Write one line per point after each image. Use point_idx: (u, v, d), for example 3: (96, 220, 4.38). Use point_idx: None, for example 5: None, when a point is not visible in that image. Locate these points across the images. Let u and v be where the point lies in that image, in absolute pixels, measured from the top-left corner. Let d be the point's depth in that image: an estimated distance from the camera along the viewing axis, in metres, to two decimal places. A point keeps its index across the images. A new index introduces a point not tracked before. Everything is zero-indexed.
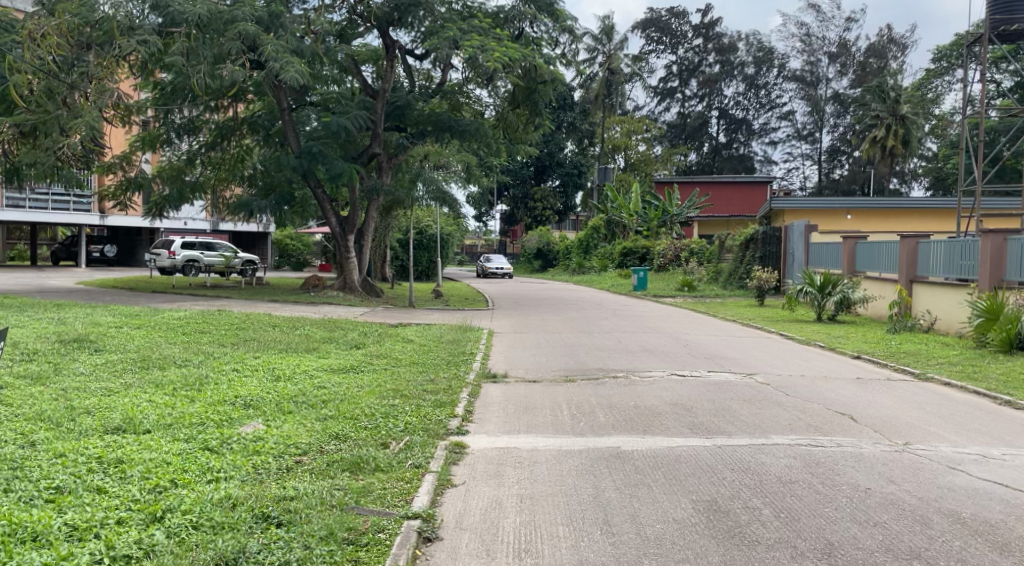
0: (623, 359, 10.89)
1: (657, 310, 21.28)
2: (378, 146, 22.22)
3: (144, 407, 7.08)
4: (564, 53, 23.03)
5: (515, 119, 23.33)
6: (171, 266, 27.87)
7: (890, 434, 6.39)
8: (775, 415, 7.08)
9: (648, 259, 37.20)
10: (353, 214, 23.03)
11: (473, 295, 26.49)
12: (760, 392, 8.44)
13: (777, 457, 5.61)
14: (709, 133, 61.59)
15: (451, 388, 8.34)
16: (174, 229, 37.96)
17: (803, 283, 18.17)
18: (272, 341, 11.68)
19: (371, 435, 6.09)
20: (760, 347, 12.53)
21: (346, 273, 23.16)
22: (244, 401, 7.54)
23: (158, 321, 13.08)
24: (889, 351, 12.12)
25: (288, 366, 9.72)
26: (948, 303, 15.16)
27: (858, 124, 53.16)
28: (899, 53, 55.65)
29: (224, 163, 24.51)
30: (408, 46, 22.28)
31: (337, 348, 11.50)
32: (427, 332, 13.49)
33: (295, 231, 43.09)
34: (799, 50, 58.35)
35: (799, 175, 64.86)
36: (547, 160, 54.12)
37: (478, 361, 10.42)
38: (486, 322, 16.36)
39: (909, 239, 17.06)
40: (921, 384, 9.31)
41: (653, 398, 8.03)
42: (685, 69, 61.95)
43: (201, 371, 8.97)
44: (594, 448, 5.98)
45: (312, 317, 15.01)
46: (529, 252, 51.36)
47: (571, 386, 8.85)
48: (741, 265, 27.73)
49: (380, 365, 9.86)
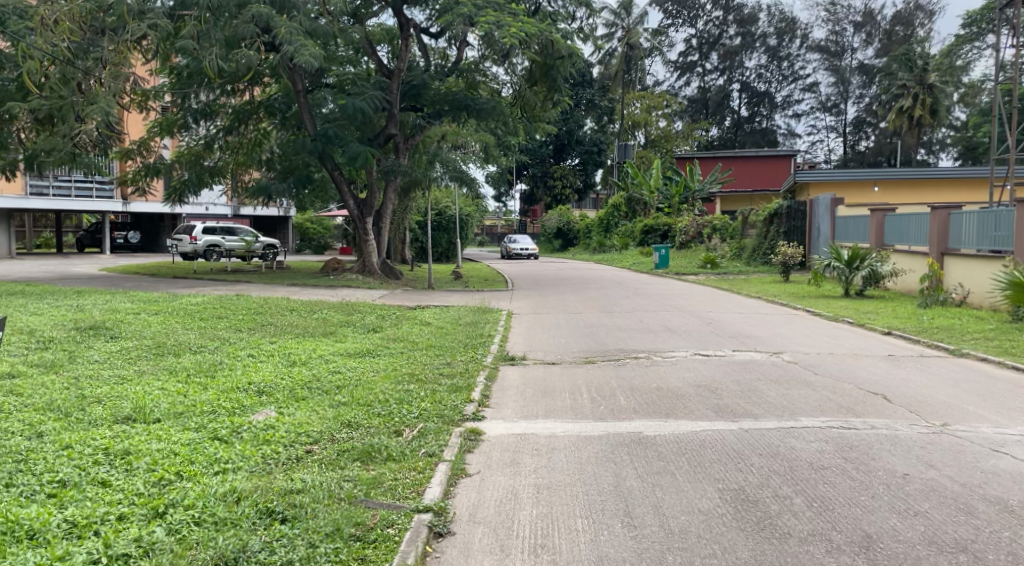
0: (645, 338, 10.63)
1: (680, 288, 20.93)
2: (394, 127, 21.96)
3: (155, 395, 6.96)
4: (581, 28, 22.55)
5: (533, 97, 22.96)
6: (192, 251, 27.91)
7: (927, 414, 6.08)
8: (804, 397, 6.79)
9: (670, 236, 36.67)
10: (371, 196, 23.04)
11: (493, 275, 26.29)
12: (787, 371, 8.15)
13: (807, 441, 5.34)
14: (731, 107, 60.62)
15: (468, 372, 8.14)
16: (195, 214, 38.04)
17: (830, 257, 17.73)
18: (289, 326, 11.56)
19: (384, 422, 5.90)
20: (786, 324, 12.18)
21: (364, 256, 23.02)
22: (257, 388, 7.39)
23: (176, 307, 13.00)
24: (922, 326, 11.73)
25: (304, 351, 9.56)
26: (982, 275, 14.67)
27: (884, 94, 51.89)
28: (926, 20, 53.92)
29: (241, 148, 24.41)
30: (424, 25, 21.94)
31: (354, 332, 11.34)
32: (446, 314, 13.28)
33: (316, 215, 43.11)
34: (823, 20, 57.11)
35: (824, 148, 63.68)
36: (566, 138, 53.57)
37: (497, 343, 10.22)
38: (506, 303, 16.13)
39: (941, 211, 16.52)
40: (957, 360, 8.96)
41: (676, 380, 7.78)
42: (705, 42, 60.81)
43: (216, 357, 8.85)
44: (614, 433, 5.75)
45: (330, 300, 14.89)
46: (549, 232, 50.98)
47: (592, 368, 8.62)
48: (766, 241, 27.23)
49: (397, 349, 9.69)
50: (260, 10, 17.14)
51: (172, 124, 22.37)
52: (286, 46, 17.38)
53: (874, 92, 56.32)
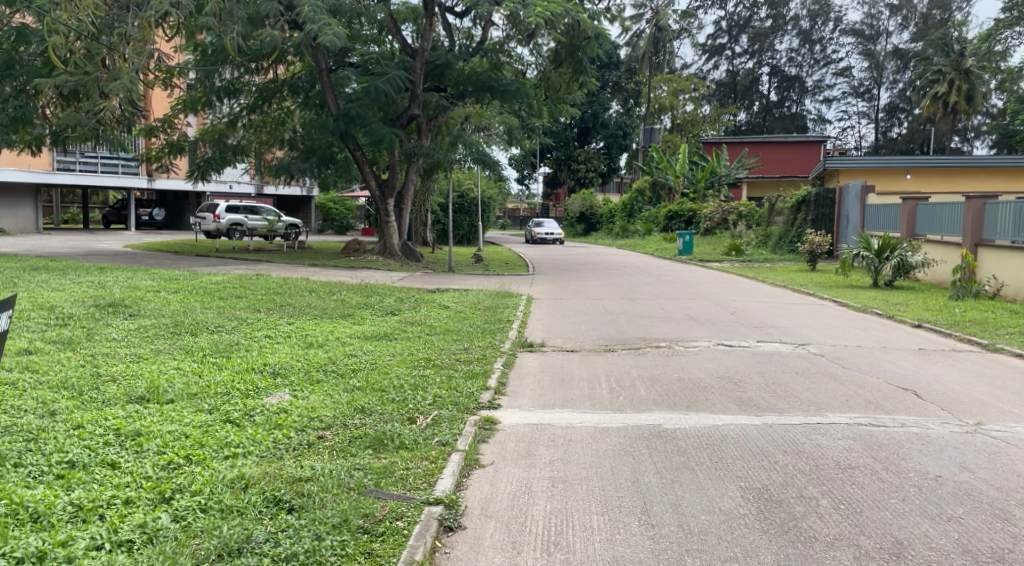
0: (667, 327, 10.44)
1: (703, 275, 20.63)
2: (418, 108, 21.78)
3: (169, 375, 6.90)
4: (609, 9, 22.18)
5: (559, 79, 22.67)
6: (215, 229, 28.01)
7: (960, 412, 5.85)
8: (831, 391, 6.57)
9: (695, 222, 36.22)
10: (392, 177, 22.78)
11: (514, 259, 26.15)
12: (813, 364, 7.92)
13: (833, 439, 5.15)
14: (760, 91, 59.66)
15: (485, 358, 8.01)
16: (219, 193, 38.23)
17: (859, 247, 17.35)
18: (307, 307, 11.51)
19: (397, 409, 5.79)
20: (811, 315, 11.91)
21: (385, 237, 22.97)
22: (273, 369, 7.32)
23: (196, 285, 13.00)
24: (954, 319, 11.41)
25: (321, 333, 9.48)
26: (1018, 268, 14.25)
27: (919, 80, 50.70)
28: (965, 3, 52.55)
29: (265, 127, 24.40)
30: (449, 4, 21.72)
31: (372, 314, 11.26)
32: (465, 298, 13.16)
33: (339, 196, 43.15)
34: (858, 3, 55.87)
35: (854, 135, 62.54)
36: (591, 121, 53.08)
37: (515, 329, 10.08)
38: (527, 288, 15.98)
39: (975, 201, 16.06)
40: (990, 356, 8.66)
41: (698, 371, 7.59)
42: (735, 25, 59.77)
43: (233, 337, 8.81)
44: (632, 425, 5.60)
45: (350, 281, 14.83)
46: (573, 216, 50.68)
47: (611, 356, 8.45)
48: (793, 228, 26.79)
49: (414, 332, 9.59)
50: None
51: (197, 102, 22.38)
52: (309, 24, 17.41)
53: (908, 78, 55.09)
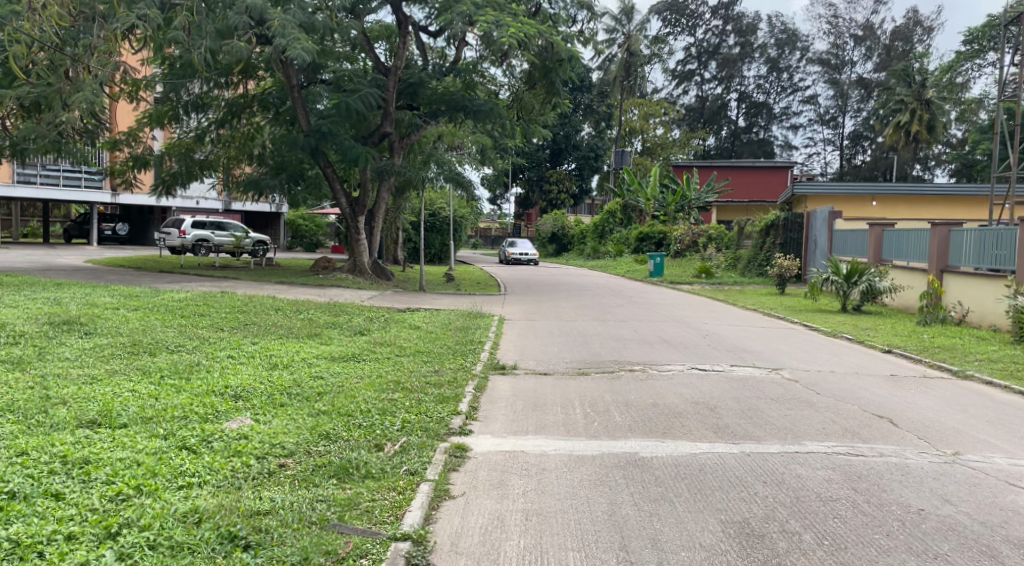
0: (640, 350, 10.32)
1: (674, 297, 20.65)
2: (390, 126, 21.58)
3: (124, 397, 6.58)
4: (582, 32, 22.30)
5: (532, 100, 22.66)
6: (180, 245, 27.42)
7: (937, 442, 5.77)
8: (807, 419, 6.47)
9: (665, 245, 36.42)
10: (363, 194, 22.57)
11: (485, 278, 25.96)
12: (788, 390, 7.84)
13: (813, 469, 5.02)
14: (729, 117, 60.49)
15: (456, 381, 7.78)
16: (186, 208, 37.57)
17: (828, 271, 17.48)
18: (273, 326, 11.20)
19: (364, 435, 5.54)
20: (783, 339, 11.86)
21: (355, 255, 22.59)
22: (234, 392, 7.02)
23: (157, 302, 12.61)
24: (923, 344, 11.46)
25: (286, 353, 9.19)
26: (983, 295, 14.42)
27: (882, 109, 51.79)
28: (925, 35, 54.00)
29: (233, 142, 24.04)
30: (423, 23, 21.66)
31: (340, 334, 10.99)
32: (435, 318, 12.93)
33: (308, 212, 42.70)
34: (824, 33, 57.06)
35: (820, 161, 63.67)
36: (563, 143, 53.34)
37: (486, 351, 9.88)
38: (498, 308, 15.80)
39: (940, 228, 16.26)
40: (961, 383, 8.64)
41: (673, 396, 7.45)
42: (704, 51, 60.68)
43: (194, 358, 8.50)
44: (608, 453, 5.43)
45: (318, 300, 14.53)
46: (544, 237, 50.74)
47: (585, 380, 8.28)
48: (762, 252, 27.01)
49: (383, 353, 9.33)
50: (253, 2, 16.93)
51: (164, 115, 21.95)
52: (278, 38, 17.21)
53: (872, 107, 56.33)
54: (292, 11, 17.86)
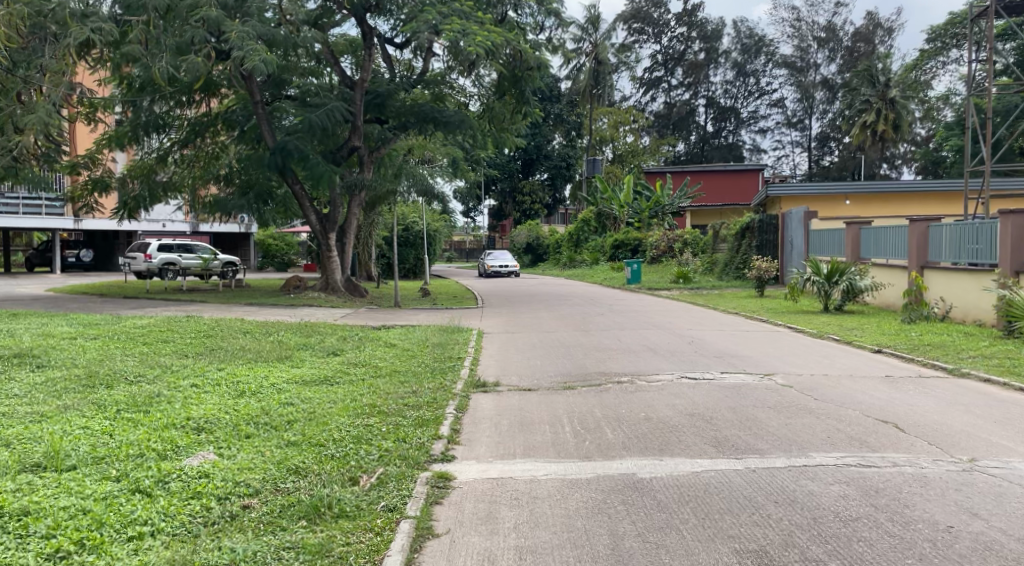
0: (626, 360, 9.95)
1: (653, 303, 20.37)
2: (359, 140, 21.09)
3: (74, 436, 6.02)
4: (550, 39, 22.06)
5: (503, 110, 22.34)
6: (147, 269, 26.71)
7: (950, 447, 5.44)
8: (809, 428, 6.12)
9: (641, 251, 36.19)
10: (333, 211, 22.06)
11: (462, 292, 25.55)
12: (784, 397, 7.50)
13: (826, 485, 4.65)
14: (697, 122, 60.86)
15: (436, 402, 7.32)
16: (151, 232, 36.69)
17: (808, 271, 17.27)
18: (241, 350, 10.64)
19: (336, 468, 5.06)
20: (770, 343, 11.57)
21: (327, 272, 22.03)
22: (196, 425, 6.49)
23: (117, 330, 12.01)
24: (913, 343, 11.22)
25: (254, 379, 8.68)
26: (965, 290, 14.28)
27: (848, 110, 52.22)
28: (887, 36, 54.73)
29: (198, 161, 23.41)
30: (388, 35, 21.25)
31: (312, 356, 10.47)
32: (411, 335, 12.47)
33: (279, 231, 41.90)
34: (788, 36, 57.40)
35: (789, 163, 64.16)
36: (534, 153, 53.18)
37: (467, 368, 9.44)
38: (476, 322, 15.37)
39: (919, 223, 16.16)
40: (959, 382, 8.37)
41: (666, 408, 7.06)
42: (671, 58, 60.84)
43: (154, 388, 7.96)
44: (604, 475, 5.01)
45: (288, 320, 13.98)
46: (519, 247, 50.42)
47: (572, 394, 7.87)
48: (738, 255, 26.85)
49: (359, 375, 8.85)
50: (209, 12, 16.56)
51: (124, 137, 21.25)
52: (236, 50, 16.60)
53: (838, 108, 56.95)
54: (251, 23, 17.37)
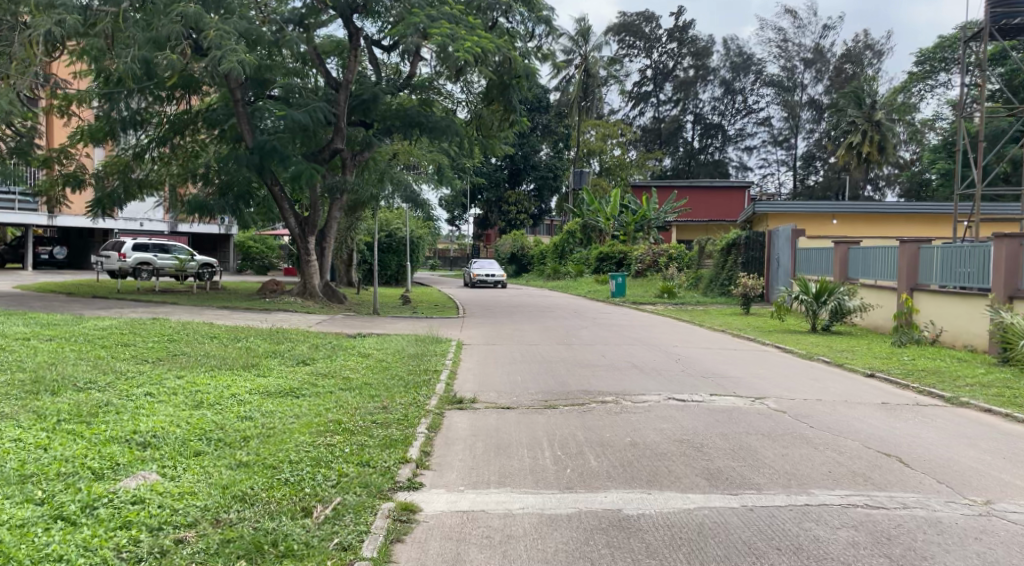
0: (611, 378, 9.48)
1: (638, 318, 19.94)
2: (342, 142, 20.55)
3: (3, 450, 5.44)
4: (540, 47, 21.64)
5: (490, 117, 21.88)
6: (120, 268, 25.91)
7: (961, 487, 5.02)
8: (808, 460, 5.68)
9: (626, 265, 35.81)
10: (313, 213, 21.48)
11: (443, 301, 25.04)
12: (779, 423, 7.06)
13: (833, 530, 4.19)
14: (685, 138, 60.92)
15: (407, 420, 6.81)
16: (128, 230, 35.88)
17: (797, 290, 16.91)
18: (205, 356, 10.08)
19: (288, 496, 4.53)
20: (759, 363, 11.14)
21: (305, 276, 21.37)
22: (142, 440, 5.92)
23: (75, 331, 11.39)
24: (906, 368, 10.83)
25: (215, 389, 8.12)
26: (957, 314, 13.90)
27: (834, 130, 52.31)
28: (875, 59, 54.89)
29: (176, 159, 22.76)
30: (375, 37, 20.83)
31: (280, 365, 9.92)
32: (386, 345, 11.93)
33: (259, 233, 41.16)
34: (776, 56, 57.48)
35: (775, 181, 64.21)
36: (521, 163, 52.85)
37: (443, 382, 8.94)
38: (455, 333, 14.84)
39: (909, 245, 15.81)
40: (959, 412, 7.96)
41: (653, 433, 6.60)
42: (660, 73, 60.92)
43: (103, 396, 7.37)
44: (586, 510, 4.53)
45: (259, 326, 13.38)
46: (503, 257, 49.96)
47: (553, 414, 7.38)
48: (724, 271, 26.54)
49: (326, 387, 8.32)
50: (186, 8, 15.94)
51: (99, 133, 20.59)
52: (213, 47, 16.01)
53: (824, 128, 57.05)
54: (230, 20, 16.82)
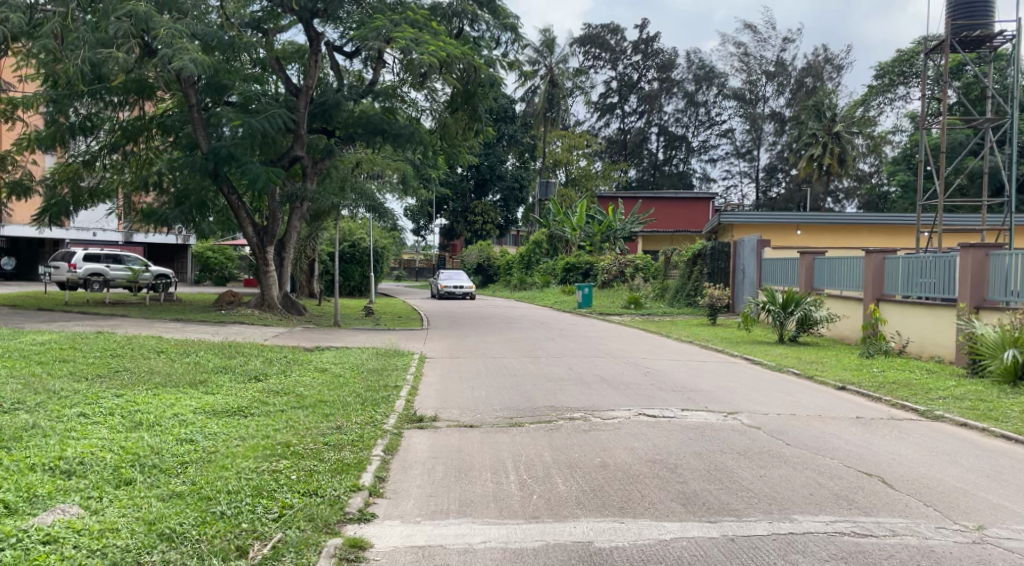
0: (578, 393, 9.11)
1: (605, 329, 19.67)
2: (301, 149, 19.96)
3: None
4: (505, 56, 21.34)
5: (454, 126, 21.45)
6: (70, 279, 24.79)
7: (949, 511, 4.75)
8: (788, 481, 5.37)
9: (592, 275, 35.65)
10: (272, 222, 20.81)
11: (406, 312, 24.51)
12: (754, 440, 6.75)
13: (821, 563, 3.85)
14: (649, 150, 61.32)
15: (361, 441, 6.36)
16: (80, 240, 34.79)
17: (763, 300, 16.78)
18: (149, 373, 9.49)
19: (222, 534, 4.08)
20: (729, 376, 10.88)
21: (264, 288, 20.71)
22: (66, 468, 5.38)
23: (10, 347, 10.69)
24: (877, 380, 10.64)
25: (155, 409, 7.56)
26: (923, 324, 13.80)
27: (795, 142, 52.93)
28: (834, 73, 55.73)
29: (129, 166, 21.93)
30: (337, 43, 20.36)
31: (231, 381, 9.37)
32: (345, 359, 11.43)
33: (217, 243, 40.18)
34: (737, 70, 57.94)
35: (737, 193, 64.83)
36: (487, 173, 52.61)
37: (403, 398, 8.48)
38: (418, 346, 14.38)
39: (875, 255, 15.76)
40: (935, 426, 7.72)
41: (624, 452, 6.24)
42: (625, 85, 61.18)
43: (30, 418, 6.79)
44: (554, 544, 4.14)
45: (211, 340, 12.77)
46: (469, 267, 49.56)
47: (518, 433, 6.98)
48: (689, 281, 26.47)
49: (277, 405, 7.82)
50: (136, 8, 15.32)
51: (45, 139, 19.80)
52: (165, 48, 15.40)
53: (786, 141, 57.73)
54: (183, 21, 16.25)
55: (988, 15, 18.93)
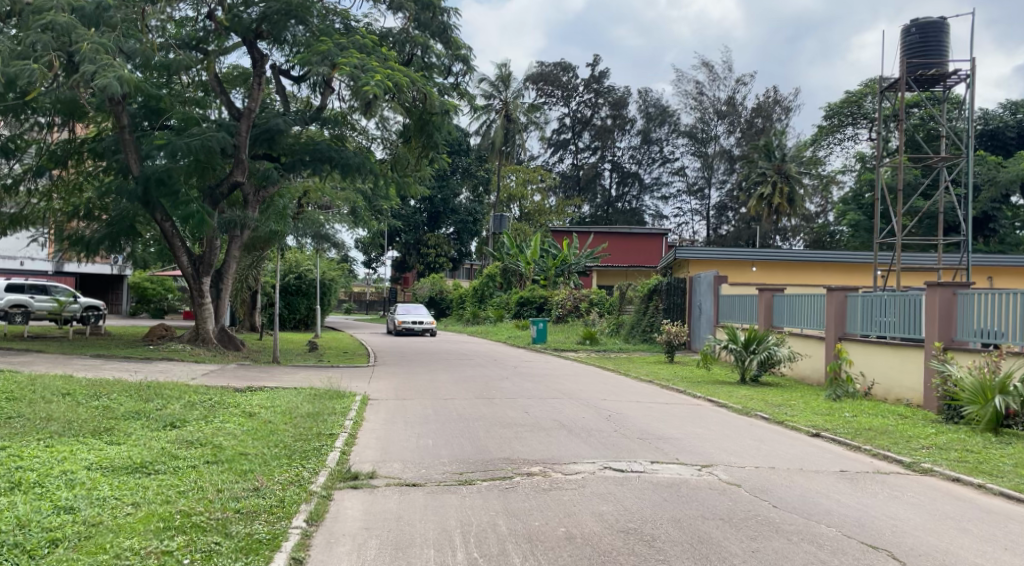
0: (535, 442, 8.19)
1: (560, 366, 18.81)
2: (241, 175, 18.66)
3: None
4: (456, 86, 20.64)
5: (406, 155, 20.53)
6: None
7: None
8: (786, 558, 4.56)
9: (546, 310, 34.85)
10: (208, 252, 19.48)
11: (353, 347, 23.36)
12: (737, 502, 5.94)
13: None
14: (602, 186, 61.46)
15: (281, 509, 5.35)
16: (6, 270, 32.82)
17: (724, 339, 16.15)
18: (46, 419, 8.28)
19: None
20: (696, 421, 10.09)
21: (198, 321, 19.37)
22: None
23: None
24: (851, 426, 9.98)
25: (41, 465, 6.41)
26: (888, 365, 13.29)
27: (745, 182, 53.45)
28: (783, 115, 56.75)
29: (58, 191, 20.54)
30: (283, 67, 19.49)
31: (143, 429, 8.23)
32: (277, 402, 10.32)
33: (157, 273, 38.35)
34: (690, 109, 58.29)
35: (689, 230, 65.19)
36: (440, 206, 51.81)
37: (337, 451, 7.46)
38: (361, 386, 13.29)
39: (837, 292, 15.27)
40: (925, 481, 7.04)
41: (593, 519, 5.36)
42: (578, 122, 61.24)
43: None
44: None
45: (128, 380, 11.48)
46: (421, 301, 48.43)
47: (469, 494, 6.05)
48: (645, 317, 25.88)
49: (188, 461, 6.74)
50: (57, 18, 14.48)
51: None
52: (87, 63, 14.28)
53: (736, 180, 58.40)
54: (111, 35, 15.19)
55: (943, 54, 19.06)
